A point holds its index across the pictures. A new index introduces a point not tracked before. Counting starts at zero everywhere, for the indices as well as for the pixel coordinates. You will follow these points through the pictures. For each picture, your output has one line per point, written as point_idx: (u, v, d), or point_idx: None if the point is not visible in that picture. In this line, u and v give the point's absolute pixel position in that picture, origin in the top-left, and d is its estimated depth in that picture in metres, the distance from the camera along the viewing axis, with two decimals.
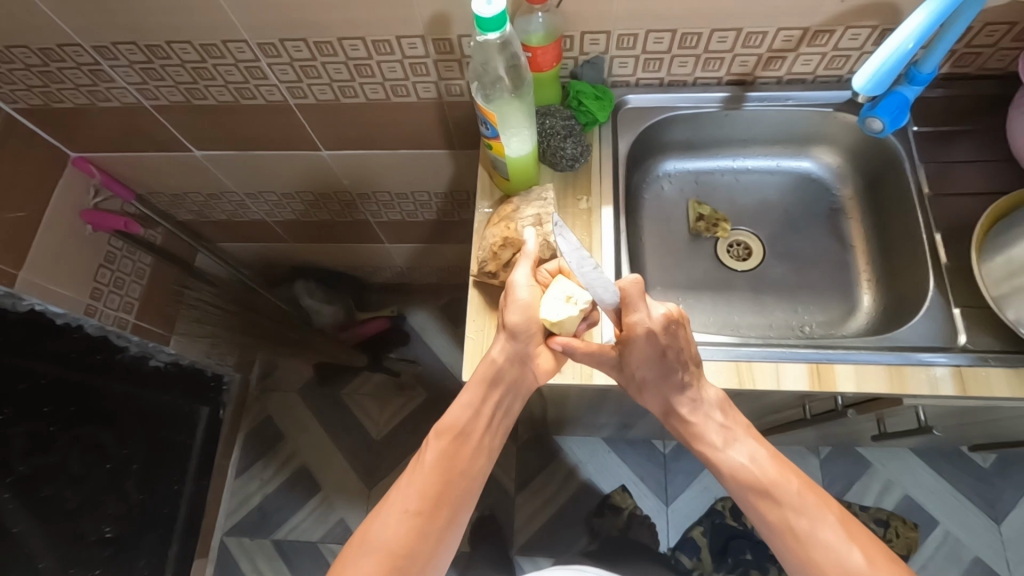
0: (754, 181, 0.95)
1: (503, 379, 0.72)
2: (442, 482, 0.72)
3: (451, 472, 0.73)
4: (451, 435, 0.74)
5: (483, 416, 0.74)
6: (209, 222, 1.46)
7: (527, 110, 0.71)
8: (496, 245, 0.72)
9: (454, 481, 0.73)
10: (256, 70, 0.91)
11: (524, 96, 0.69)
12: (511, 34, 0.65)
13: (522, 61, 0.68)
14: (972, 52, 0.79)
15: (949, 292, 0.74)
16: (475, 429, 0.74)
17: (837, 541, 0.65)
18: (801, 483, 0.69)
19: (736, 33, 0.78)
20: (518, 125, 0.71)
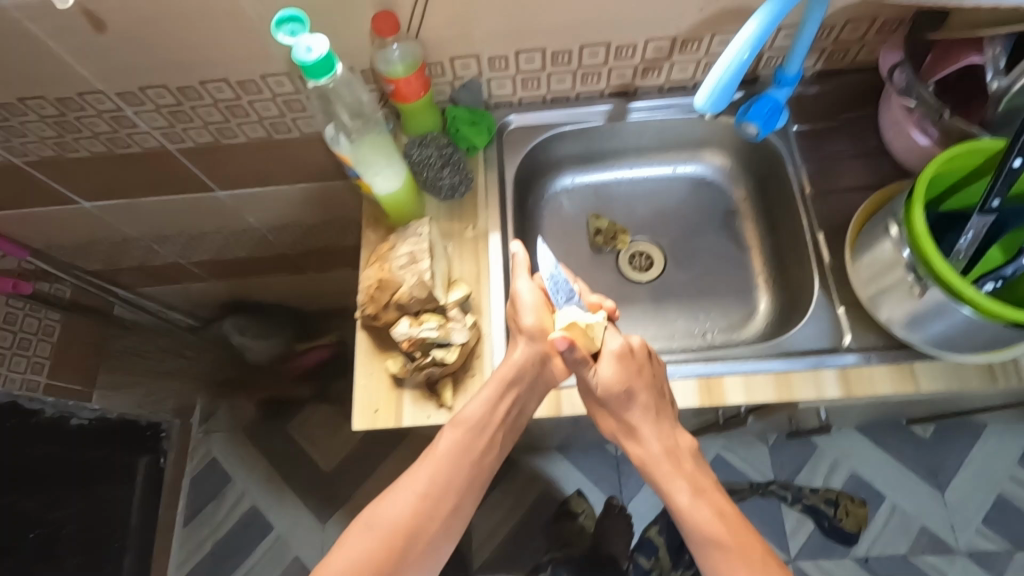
0: (651, 189, 0.94)
1: (525, 379, 0.69)
2: (451, 470, 0.70)
3: (464, 461, 0.70)
4: (468, 428, 0.69)
5: (507, 410, 0.70)
6: (121, 269, 1.39)
7: (386, 148, 0.69)
8: (372, 287, 0.70)
9: (463, 469, 0.71)
10: (123, 119, 0.87)
11: (378, 134, 0.67)
12: (342, 76, 0.61)
13: (362, 99, 0.66)
14: (841, 48, 0.79)
15: (833, 292, 0.74)
16: (496, 424, 0.70)
17: None
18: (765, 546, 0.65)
19: (606, 47, 0.77)
20: (379, 163, 0.69)
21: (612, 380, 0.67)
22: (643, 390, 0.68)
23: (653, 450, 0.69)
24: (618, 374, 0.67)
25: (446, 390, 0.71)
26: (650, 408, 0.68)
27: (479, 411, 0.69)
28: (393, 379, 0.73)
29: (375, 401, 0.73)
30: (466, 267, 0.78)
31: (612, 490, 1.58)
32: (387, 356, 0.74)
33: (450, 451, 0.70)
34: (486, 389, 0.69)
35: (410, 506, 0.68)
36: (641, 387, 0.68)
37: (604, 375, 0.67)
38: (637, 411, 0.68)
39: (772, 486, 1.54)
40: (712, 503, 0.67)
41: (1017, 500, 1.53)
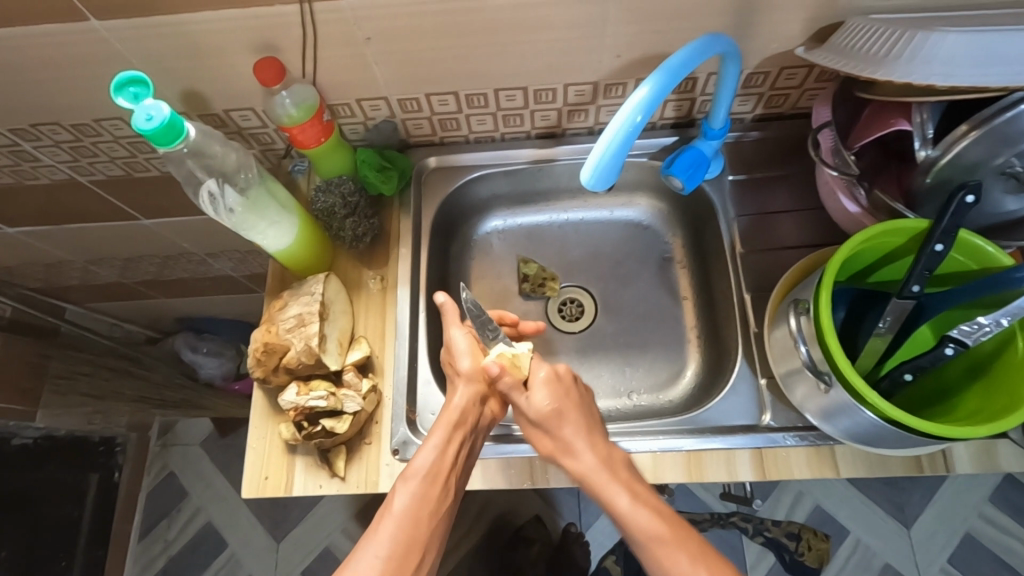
0: (585, 231, 0.89)
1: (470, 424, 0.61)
2: (418, 541, 0.53)
3: (427, 527, 0.55)
4: (424, 480, 0.56)
5: (458, 457, 0.60)
6: (63, 288, 1.35)
7: (260, 211, 0.63)
8: (258, 351, 0.65)
9: (429, 535, 0.55)
10: (24, 154, 0.82)
11: (247, 198, 0.62)
12: (195, 139, 0.57)
13: (227, 162, 0.61)
14: (780, 94, 0.73)
15: (756, 362, 0.69)
16: (451, 476, 0.58)
17: None
18: None
19: (523, 91, 0.72)
20: (256, 225, 0.64)
21: (549, 410, 0.61)
22: (576, 411, 0.61)
23: (591, 462, 0.58)
24: (552, 400, 0.61)
25: (339, 460, 0.67)
26: (582, 423, 0.61)
27: (433, 459, 0.57)
28: (287, 445, 0.69)
29: (265, 468, 0.68)
30: (371, 322, 0.73)
31: (570, 516, 1.55)
32: (281, 420, 0.70)
33: (410, 512, 0.54)
34: (434, 435, 0.59)
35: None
36: (574, 411, 0.61)
37: (539, 404, 0.61)
38: (570, 425, 0.60)
39: (734, 517, 1.42)
40: (658, 508, 0.55)
41: (985, 538, 1.48)
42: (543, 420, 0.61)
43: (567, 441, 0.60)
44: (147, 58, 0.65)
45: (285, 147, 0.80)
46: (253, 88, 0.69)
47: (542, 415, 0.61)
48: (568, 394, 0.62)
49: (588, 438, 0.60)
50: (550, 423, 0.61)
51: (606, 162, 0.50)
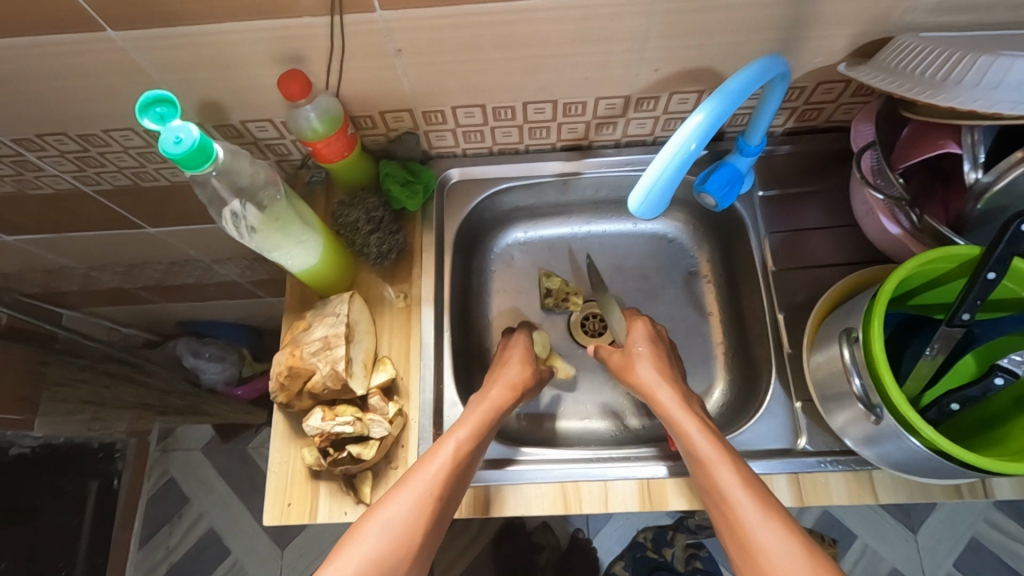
0: (608, 244, 0.88)
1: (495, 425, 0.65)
2: (442, 497, 0.56)
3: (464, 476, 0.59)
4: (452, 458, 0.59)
5: (480, 445, 0.62)
6: (62, 293, 1.31)
7: (286, 228, 0.61)
8: (282, 375, 0.63)
9: (454, 492, 0.58)
10: (27, 163, 0.79)
11: (271, 212, 0.59)
12: (224, 159, 0.54)
13: (253, 179, 0.58)
14: (814, 108, 0.72)
15: (790, 384, 0.68)
16: (477, 452, 0.62)
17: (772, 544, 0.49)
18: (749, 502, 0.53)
19: (553, 103, 0.70)
20: (282, 245, 0.62)
21: (644, 350, 0.69)
22: (665, 361, 0.69)
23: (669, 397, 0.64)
24: (645, 345, 0.70)
25: (365, 485, 0.65)
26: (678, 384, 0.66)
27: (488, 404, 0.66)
28: (310, 470, 0.67)
29: (288, 493, 0.66)
30: (396, 342, 0.71)
31: (578, 522, 1.54)
32: (304, 444, 0.68)
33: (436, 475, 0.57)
34: (461, 425, 0.62)
35: (404, 536, 0.53)
36: (671, 368, 0.68)
37: (638, 345, 0.70)
38: (665, 375, 0.67)
39: None
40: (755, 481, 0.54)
41: (990, 542, 1.49)
42: (646, 364, 0.68)
43: (680, 397, 0.64)
44: (163, 69, 0.62)
45: (303, 158, 0.77)
46: (275, 99, 0.66)
47: (637, 350, 0.70)
48: (657, 344, 0.71)
49: (686, 394, 0.65)
50: (652, 363, 0.68)
51: (657, 188, 0.49)
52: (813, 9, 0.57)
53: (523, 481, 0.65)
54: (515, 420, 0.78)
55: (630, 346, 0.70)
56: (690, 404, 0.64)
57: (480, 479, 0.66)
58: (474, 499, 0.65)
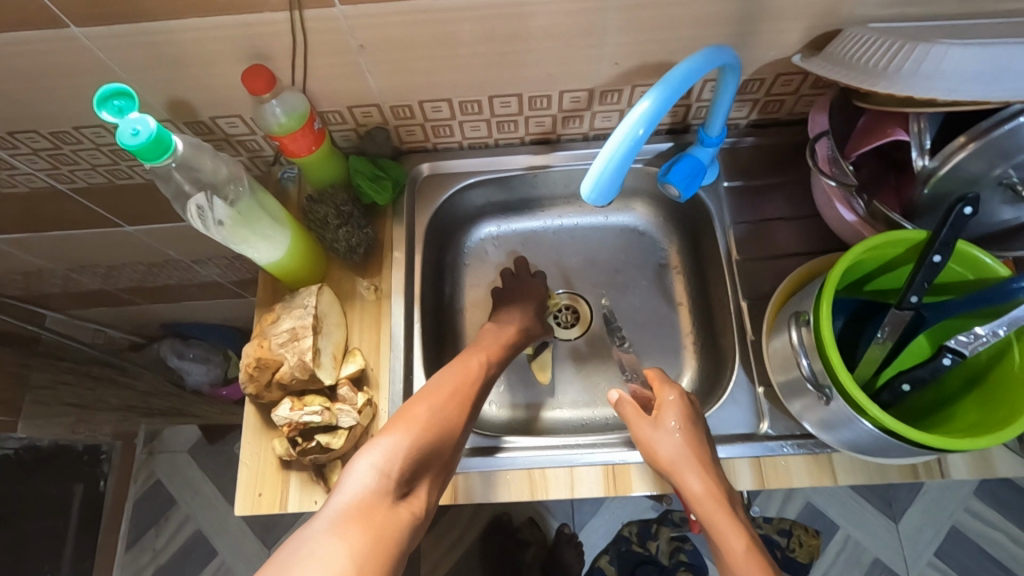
0: (580, 238, 0.89)
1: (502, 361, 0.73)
2: (459, 408, 0.63)
3: (477, 399, 0.66)
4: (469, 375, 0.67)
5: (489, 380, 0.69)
6: (43, 295, 1.31)
7: (250, 225, 0.62)
8: (250, 367, 0.64)
9: (472, 406, 0.65)
10: (0, 162, 0.79)
11: (236, 211, 0.60)
12: (185, 152, 0.55)
13: (218, 175, 0.59)
14: (775, 99, 0.73)
15: (753, 371, 0.69)
16: (488, 382, 0.69)
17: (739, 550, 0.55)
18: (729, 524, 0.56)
19: (518, 97, 0.71)
20: (247, 239, 0.62)
21: (687, 433, 0.62)
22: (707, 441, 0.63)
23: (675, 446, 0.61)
24: (687, 427, 0.63)
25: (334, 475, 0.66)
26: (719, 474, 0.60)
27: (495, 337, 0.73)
28: (281, 461, 0.67)
29: (258, 485, 0.67)
30: (366, 334, 0.72)
31: (564, 517, 1.55)
32: (274, 435, 0.68)
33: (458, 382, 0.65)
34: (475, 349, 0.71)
35: (436, 425, 0.59)
36: (706, 448, 0.62)
37: (678, 427, 0.63)
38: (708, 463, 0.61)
39: None
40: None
41: (970, 530, 1.51)
42: (691, 455, 0.60)
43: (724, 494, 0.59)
44: (129, 66, 0.63)
45: (274, 155, 0.78)
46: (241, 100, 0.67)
47: (676, 433, 0.62)
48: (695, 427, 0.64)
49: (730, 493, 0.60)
50: (695, 448, 0.61)
51: (607, 176, 0.50)
52: (763, 2, 0.58)
53: (492, 469, 0.66)
54: (488, 412, 0.80)
55: (662, 421, 0.63)
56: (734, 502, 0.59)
57: (449, 468, 0.67)
58: (442, 488, 0.66)
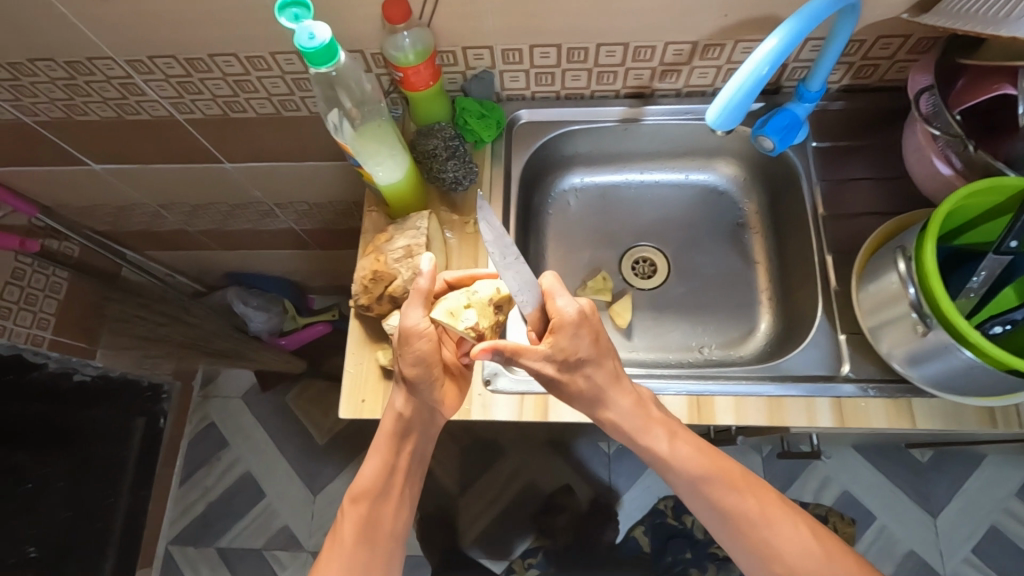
0: (659, 195, 0.92)
1: (413, 428, 0.69)
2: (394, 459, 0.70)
3: (412, 427, 0.69)
4: (367, 501, 0.69)
5: (422, 413, 0.69)
6: (128, 231, 1.38)
7: (387, 140, 0.66)
8: (367, 278, 0.69)
9: (407, 443, 0.70)
10: (133, 87, 0.86)
11: (381, 122, 0.65)
12: (348, 65, 0.59)
13: (366, 90, 0.63)
14: (870, 64, 0.76)
15: (837, 319, 0.72)
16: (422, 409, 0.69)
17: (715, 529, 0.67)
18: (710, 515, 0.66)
19: (624, 47, 0.75)
20: (380, 154, 0.66)
21: (581, 352, 0.61)
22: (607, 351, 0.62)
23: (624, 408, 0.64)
24: (587, 350, 0.61)
25: None
26: (638, 401, 0.65)
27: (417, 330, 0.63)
28: (383, 370, 0.72)
29: (362, 391, 0.72)
30: (463, 263, 0.78)
31: (601, 487, 1.57)
32: (378, 347, 0.74)
33: (360, 534, 0.69)
34: (381, 433, 0.69)
35: (364, 527, 0.69)
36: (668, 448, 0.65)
37: (573, 347, 0.60)
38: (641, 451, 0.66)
39: None
40: (763, 490, 0.66)
41: (1010, 532, 1.50)
42: (591, 385, 0.63)
43: (666, 453, 0.65)
44: None
45: None
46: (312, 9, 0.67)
47: (557, 367, 0.61)
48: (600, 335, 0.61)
49: (663, 422, 0.66)
50: (586, 372, 0.62)
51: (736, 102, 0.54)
52: None
53: None
54: None
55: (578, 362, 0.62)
56: (679, 450, 0.65)
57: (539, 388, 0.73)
58: (534, 405, 0.72)
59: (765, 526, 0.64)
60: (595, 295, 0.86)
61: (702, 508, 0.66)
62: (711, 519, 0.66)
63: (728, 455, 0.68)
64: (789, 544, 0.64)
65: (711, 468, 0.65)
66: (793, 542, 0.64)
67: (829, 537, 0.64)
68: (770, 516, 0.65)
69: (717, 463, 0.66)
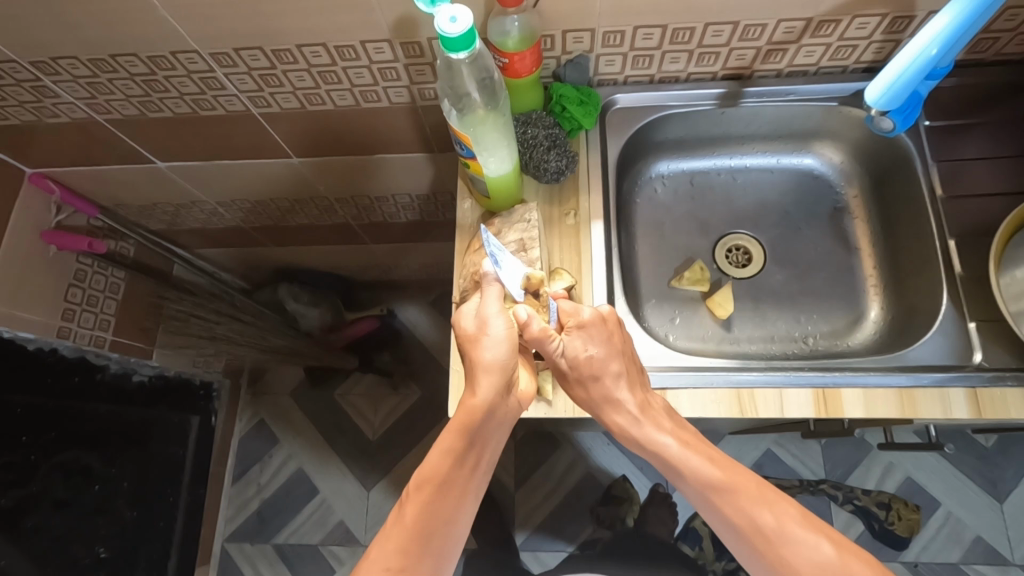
0: (752, 180, 0.90)
1: (486, 424, 0.62)
2: (464, 449, 0.62)
3: (488, 425, 0.62)
4: (432, 488, 0.62)
5: (497, 407, 0.62)
6: (182, 229, 1.35)
7: (505, 130, 0.65)
8: (477, 274, 0.71)
9: (476, 437, 0.62)
10: (213, 81, 0.84)
11: (502, 111, 0.64)
12: (481, 50, 0.59)
13: (496, 77, 0.62)
14: (990, 37, 0.72)
15: (964, 305, 0.71)
16: (500, 407, 0.63)
17: (738, 546, 0.59)
18: (737, 526, 0.58)
19: (733, 26, 0.70)
20: (496, 144, 0.66)
21: (594, 356, 0.63)
22: (618, 360, 0.64)
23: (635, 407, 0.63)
24: (599, 348, 0.64)
25: (547, 383, 0.71)
26: (644, 404, 0.64)
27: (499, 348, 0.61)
28: None
29: None
30: (567, 256, 0.75)
31: (656, 477, 1.49)
32: None
33: (424, 520, 0.61)
34: (452, 435, 0.62)
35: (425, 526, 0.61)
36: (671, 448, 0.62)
37: (586, 351, 0.63)
38: (650, 459, 0.64)
39: (825, 485, 1.40)
40: (787, 504, 0.59)
41: None
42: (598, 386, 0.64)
43: (672, 452, 0.61)
44: None
45: None
46: None
47: (569, 365, 0.64)
48: (612, 339, 0.65)
49: (674, 430, 0.63)
50: (594, 374, 0.64)
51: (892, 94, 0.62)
52: None
53: (703, 386, 0.68)
54: (670, 342, 0.81)
55: (591, 362, 0.63)
56: (689, 455, 0.61)
57: (656, 383, 0.69)
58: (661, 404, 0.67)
59: (783, 543, 0.56)
60: (690, 286, 0.84)
61: (712, 516, 0.60)
62: (729, 535, 0.59)
63: (744, 466, 0.62)
64: (813, 566, 0.55)
65: (722, 479, 0.60)
66: (818, 566, 0.55)
67: (854, 552, 0.55)
68: (790, 533, 0.57)
69: (733, 474, 0.60)
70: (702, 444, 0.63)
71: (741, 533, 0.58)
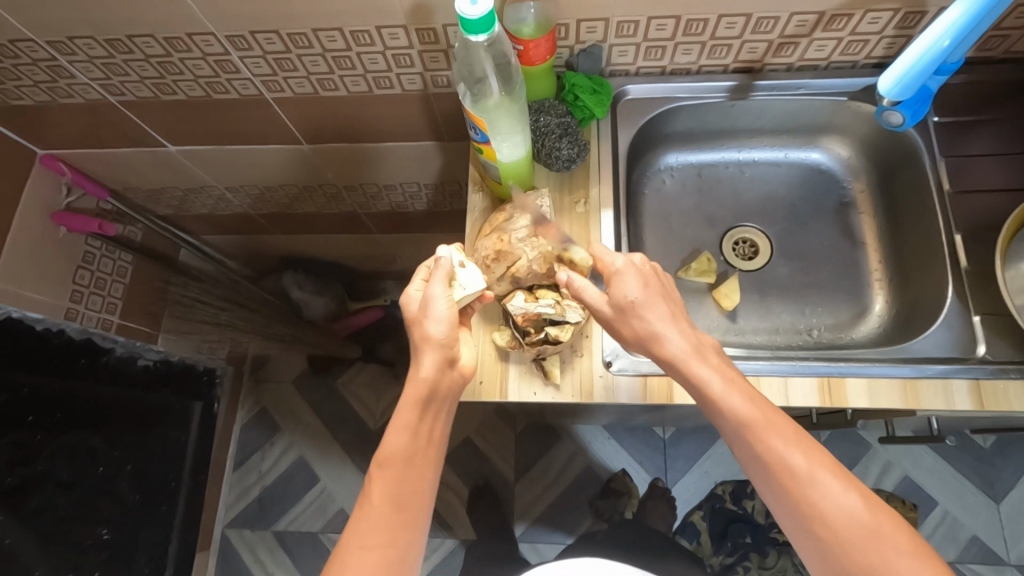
0: (760, 173, 0.90)
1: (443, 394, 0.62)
2: (427, 424, 0.61)
3: (444, 396, 0.62)
4: (396, 467, 0.59)
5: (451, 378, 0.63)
6: (189, 215, 1.35)
7: (520, 116, 0.66)
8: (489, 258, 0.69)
9: (438, 410, 0.62)
10: (228, 64, 0.84)
11: (518, 98, 0.64)
12: (500, 34, 0.59)
13: (513, 63, 0.63)
14: (1000, 35, 0.72)
15: (969, 299, 0.71)
16: (453, 379, 0.63)
17: (764, 486, 0.56)
18: (768, 467, 0.55)
19: (746, 18, 0.71)
20: (510, 130, 0.66)
21: (637, 301, 0.60)
22: (665, 305, 0.60)
23: (681, 347, 0.59)
24: (638, 291, 0.60)
25: (554, 367, 0.71)
26: (694, 344, 0.59)
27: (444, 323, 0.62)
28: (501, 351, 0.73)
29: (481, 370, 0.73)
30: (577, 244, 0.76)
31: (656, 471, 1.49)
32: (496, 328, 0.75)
33: (392, 497, 0.59)
34: (409, 411, 0.60)
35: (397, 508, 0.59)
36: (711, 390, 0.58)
37: (625, 292, 0.60)
38: (692, 393, 0.59)
39: None
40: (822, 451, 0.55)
41: None
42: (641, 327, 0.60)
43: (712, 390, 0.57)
44: None
45: None
46: None
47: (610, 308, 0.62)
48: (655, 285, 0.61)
49: (719, 368, 0.59)
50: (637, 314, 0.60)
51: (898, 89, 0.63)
52: None
53: None
54: None
55: (633, 302, 0.60)
56: (732, 393, 0.56)
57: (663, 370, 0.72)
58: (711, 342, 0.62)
59: (811, 485, 0.53)
60: (697, 277, 0.85)
61: (744, 453, 0.57)
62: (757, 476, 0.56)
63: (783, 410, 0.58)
64: (838, 509, 0.52)
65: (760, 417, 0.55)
66: (845, 511, 0.52)
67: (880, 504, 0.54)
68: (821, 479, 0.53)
69: (773, 415, 0.56)
70: (745, 383, 0.59)
71: (768, 472, 0.55)
